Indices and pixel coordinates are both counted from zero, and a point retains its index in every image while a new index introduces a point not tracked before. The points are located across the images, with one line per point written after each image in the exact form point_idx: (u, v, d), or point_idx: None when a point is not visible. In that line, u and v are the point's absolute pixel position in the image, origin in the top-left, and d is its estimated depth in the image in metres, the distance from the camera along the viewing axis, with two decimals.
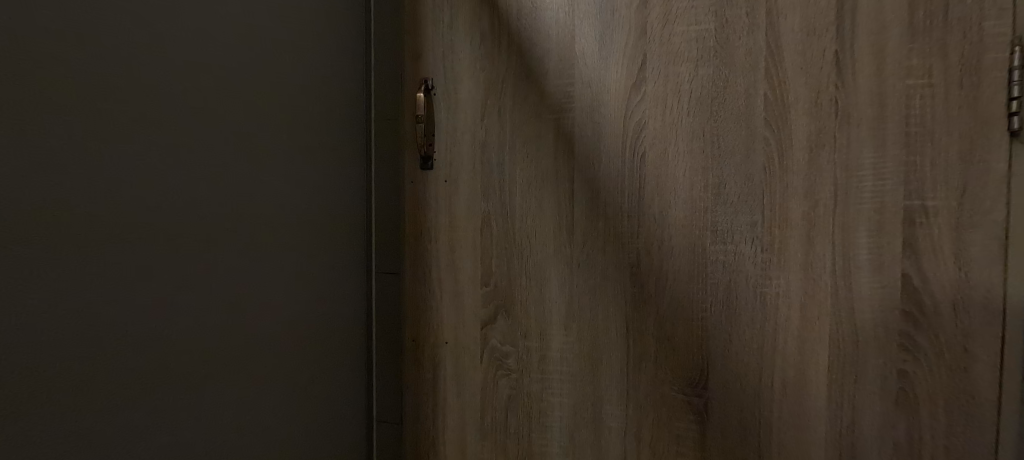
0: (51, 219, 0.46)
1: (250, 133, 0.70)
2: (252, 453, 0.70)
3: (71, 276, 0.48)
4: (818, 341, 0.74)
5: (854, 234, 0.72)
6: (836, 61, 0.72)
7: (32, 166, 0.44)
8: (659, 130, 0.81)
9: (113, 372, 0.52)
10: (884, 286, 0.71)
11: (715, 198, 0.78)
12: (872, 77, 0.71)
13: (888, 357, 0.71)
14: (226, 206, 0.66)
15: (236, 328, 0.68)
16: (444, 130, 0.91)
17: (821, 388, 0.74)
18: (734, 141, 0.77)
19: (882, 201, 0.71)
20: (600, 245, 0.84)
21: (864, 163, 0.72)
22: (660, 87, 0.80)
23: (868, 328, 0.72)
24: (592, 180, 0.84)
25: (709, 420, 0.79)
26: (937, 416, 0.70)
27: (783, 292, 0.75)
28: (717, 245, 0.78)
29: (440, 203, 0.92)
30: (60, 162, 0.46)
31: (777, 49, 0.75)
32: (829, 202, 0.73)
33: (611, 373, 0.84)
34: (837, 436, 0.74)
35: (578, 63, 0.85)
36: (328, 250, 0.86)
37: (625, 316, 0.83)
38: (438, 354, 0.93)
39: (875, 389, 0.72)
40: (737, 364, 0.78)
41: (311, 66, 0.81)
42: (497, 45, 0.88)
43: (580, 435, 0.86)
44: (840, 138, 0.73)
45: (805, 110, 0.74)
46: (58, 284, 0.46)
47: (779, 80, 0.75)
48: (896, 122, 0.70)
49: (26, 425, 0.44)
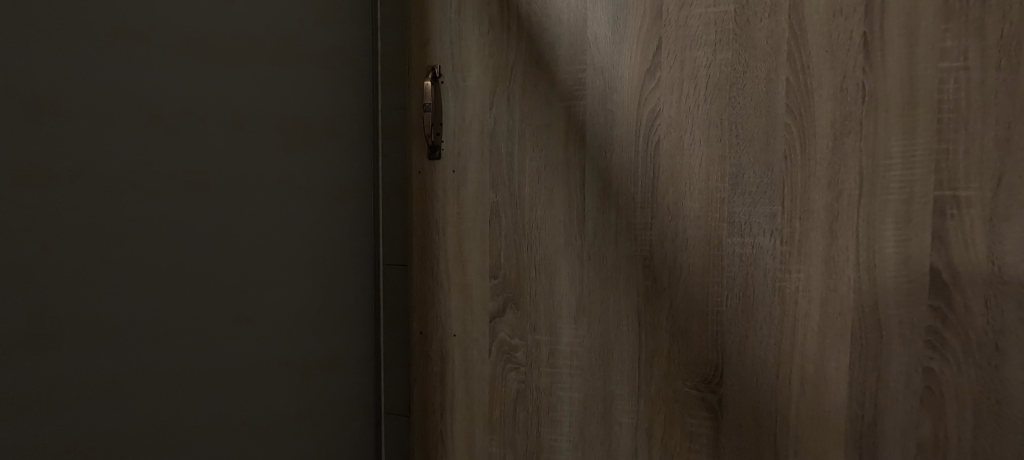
0: (48, 220, 0.46)
1: (255, 123, 0.69)
2: (260, 445, 0.70)
3: (65, 277, 0.47)
4: (839, 338, 0.71)
5: (880, 227, 0.69)
6: (864, 44, 0.68)
7: (30, 170, 0.44)
8: (674, 119, 0.78)
9: (122, 370, 0.52)
10: (911, 281, 0.68)
11: (732, 189, 0.75)
12: (902, 60, 0.67)
13: (913, 355, 0.68)
14: (233, 200, 0.66)
15: (243, 322, 0.68)
16: (452, 119, 0.90)
17: (841, 387, 0.71)
18: (754, 130, 0.74)
19: (910, 191, 0.67)
20: (612, 237, 0.82)
21: (892, 152, 0.68)
22: (676, 72, 0.77)
23: (893, 325, 0.69)
24: (604, 169, 0.82)
25: (723, 418, 0.77)
26: (964, 418, 0.67)
27: (803, 286, 0.73)
28: (733, 238, 0.76)
29: (448, 194, 0.91)
30: (54, 161, 0.46)
31: (800, 31, 0.71)
32: (854, 192, 0.70)
33: (622, 368, 0.82)
34: (857, 436, 0.71)
35: (589, 48, 0.82)
36: (336, 242, 0.86)
37: (637, 309, 0.81)
38: (447, 346, 0.92)
39: (899, 388, 0.69)
40: (753, 361, 0.75)
41: (316, 54, 0.80)
42: (506, 30, 0.86)
43: (591, 430, 0.85)
44: (866, 125, 0.69)
45: (829, 96, 0.70)
46: (49, 284, 0.46)
47: (802, 64, 0.71)
48: (926, 108, 0.66)
49: (36, 423, 0.45)
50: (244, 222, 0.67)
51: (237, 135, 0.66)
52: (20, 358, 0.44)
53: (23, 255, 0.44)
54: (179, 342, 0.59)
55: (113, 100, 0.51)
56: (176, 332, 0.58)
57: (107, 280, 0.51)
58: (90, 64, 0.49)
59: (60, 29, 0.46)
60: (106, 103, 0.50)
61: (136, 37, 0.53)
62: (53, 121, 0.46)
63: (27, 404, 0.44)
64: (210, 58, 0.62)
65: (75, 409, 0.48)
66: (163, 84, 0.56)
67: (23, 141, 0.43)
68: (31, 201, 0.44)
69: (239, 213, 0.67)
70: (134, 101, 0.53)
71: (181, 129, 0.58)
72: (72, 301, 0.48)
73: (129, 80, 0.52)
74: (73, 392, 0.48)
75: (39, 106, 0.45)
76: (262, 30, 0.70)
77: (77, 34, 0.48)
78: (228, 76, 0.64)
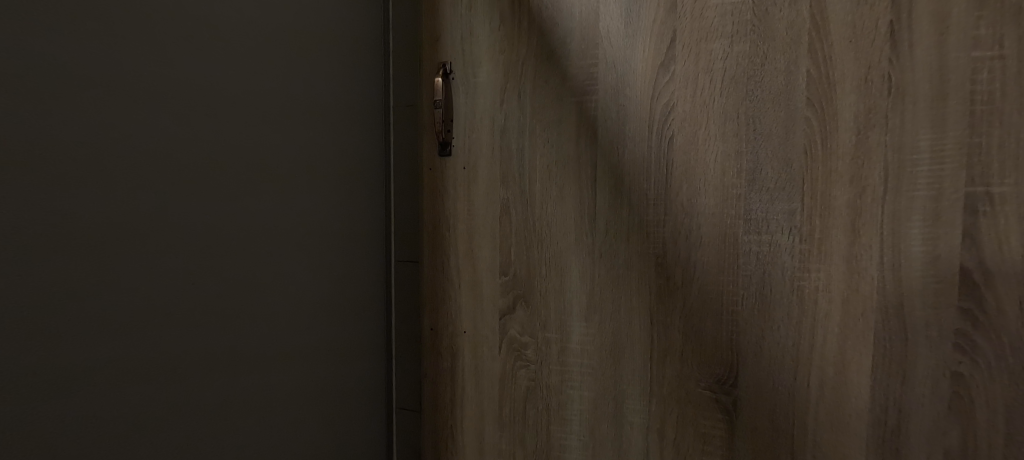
0: (64, 223, 0.47)
1: (265, 123, 0.70)
2: (272, 438, 0.72)
3: (58, 281, 0.47)
4: (861, 340, 0.69)
5: (906, 225, 0.66)
6: (891, 33, 0.65)
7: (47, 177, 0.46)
8: (688, 113, 0.76)
9: (137, 367, 0.54)
10: (938, 281, 0.65)
11: (748, 185, 0.73)
12: (931, 50, 0.64)
13: (940, 358, 0.65)
14: (245, 199, 0.67)
15: (254, 316, 0.69)
16: (462, 116, 0.90)
17: (863, 391, 0.69)
18: (772, 124, 0.71)
19: (939, 187, 0.64)
20: (624, 233, 0.81)
21: (919, 146, 0.65)
22: (691, 65, 0.75)
23: (919, 326, 0.66)
24: (617, 165, 0.80)
25: (737, 420, 0.76)
26: (996, 424, 0.64)
27: (822, 286, 0.70)
28: (750, 235, 0.74)
29: (458, 190, 0.91)
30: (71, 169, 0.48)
31: (821, 20, 0.68)
32: (878, 188, 0.67)
33: (634, 367, 0.81)
34: (880, 442, 0.68)
35: (602, 42, 0.81)
36: (347, 238, 0.87)
37: (650, 307, 0.80)
38: (457, 342, 0.93)
39: (926, 392, 0.66)
40: (770, 362, 0.73)
41: (326, 53, 0.81)
42: (517, 24, 0.85)
43: (601, 429, 0.84)
44: (893, 119, 0.66)
45: (853, 88, 0.67)
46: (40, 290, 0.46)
47: (824, 55, 0.69)
48: (958, 99, 0.63)
49: (55, 419, 0.47)
50: (253, 219, 0.68)
51: (248, 135, 0.67)
52: (12, 369, 0.44)
53: (13, 265, 0.44)
54: (193, 338, 0.60)
55: (108, 104, 0.51)
56: (175, 334, 0.58)
57: (123, 280, 0.53)
58: (104, 70, 0.51)
59: (52, 34, 0.46)
60: (100, 108, 0.50)
61: (142, 39, 0.54)
62: (48, 125, 0.46)
63: (46, 398, 0.46)
64: (220, 60, 0.63)
65: (69, 417, 0.48)
66: (173, 87, 0.57)
67: (14, 147, 0.43)
68: (19, 210, 0.44)
69: (250, 212, 0.68)
70: (150, 105, 0.55)
71: (194, 131, 0.60)
72: (65, 308, 0.48)
73: (139, 84, 0.54)
74: (66, 402, 0.48)
75: (33, 110, 0.45)
76: (273, 30, 0.71)
77: (95, 40, 0.50)
78: (240, 76, 0.66)
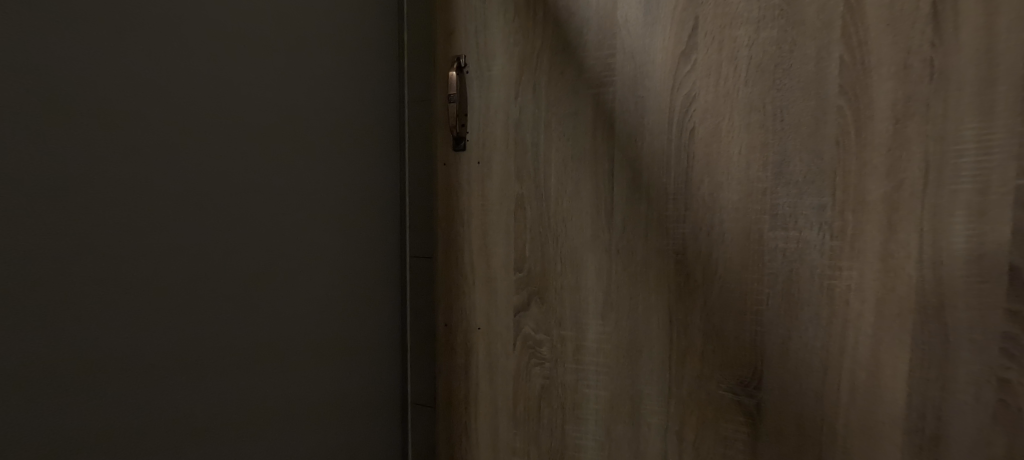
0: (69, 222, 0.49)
1: (279, 120, 0.71)
2: (285, 430, 0.73)
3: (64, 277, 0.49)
4: (895, 343, 0.65)
5: (948, 221, 0.61)
6: (933, 14, 0.61)
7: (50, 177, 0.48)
8: (711, 104, 0.73)
9: (146, 361, 0.56)
10: (985, 281, 0.60)
11: (774, 178, 0.70)
12: (978, 31, 0.59)
13: (985, 364, 0.61)
14: (259, 196, 0.68)
15: (268, 312, 0.70)
16: (477, 110, 0.88)
17: (898, 396, 0.65)
18: (800, 114, 0.68)
19: (985, 180, 0.59)
20: (643, 230, 0.78)
21: (964, 135, 0.60)
22: (714, 53, 0.72)
23: (962, 329, 0.61)
24: (635, 158, 0.78)
25: (761, 424, 0.72)
26: None
27: (854, 286, 0.66)
28: (776, 231, 0.70)
29: (472, 186, 0.90)
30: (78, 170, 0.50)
31: (856, 3, 0.64)
32: (916, 182, 0.62)
33: (652, 367, 0.79)
34: (916, 451, 0.64)
35: (620, 32, 0.78)
36: (363, 235, 0.87)
37: (669, 305, 0.77)
38: (472, 338, 0.92)
39: (968, 400, 0.62)
40: (797, 365, 0.70)
41: (340, 49, 0.81)
42: (533, 15, 0.83)
43: (618, 430, 0.82)
44: (934, 107, 0.61)
45: (889, 75, 0.63)
46: (41, 288, 0.47)
47: (858, 40, 0.64)
48: (1008, 84, 0.58)
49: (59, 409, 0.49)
50: (267, 216, 0.69)
51: (261, 133, 0.68)
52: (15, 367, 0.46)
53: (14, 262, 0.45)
54: (203, 333, 0.62)
55: (106, 106, 0.52)
56: (181, 335, 0.59)
57: (131, 276, 0.54)
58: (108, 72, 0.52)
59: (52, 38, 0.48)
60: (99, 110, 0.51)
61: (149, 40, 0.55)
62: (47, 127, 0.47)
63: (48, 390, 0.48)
64: (231, 59, 0.64)
65: (68, 416, 0.49)
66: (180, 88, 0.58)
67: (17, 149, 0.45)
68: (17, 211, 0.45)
69: (263, 209, 0.69)
70: (155, 106, 0.56)
71: (205, 130, 0.61)
72: (64, 308, 0.49)
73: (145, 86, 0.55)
74: (70, 395, 0.50)
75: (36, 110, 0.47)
76: (286, 28, 0.71)
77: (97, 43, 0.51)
78: (252, 75, 0.67)
